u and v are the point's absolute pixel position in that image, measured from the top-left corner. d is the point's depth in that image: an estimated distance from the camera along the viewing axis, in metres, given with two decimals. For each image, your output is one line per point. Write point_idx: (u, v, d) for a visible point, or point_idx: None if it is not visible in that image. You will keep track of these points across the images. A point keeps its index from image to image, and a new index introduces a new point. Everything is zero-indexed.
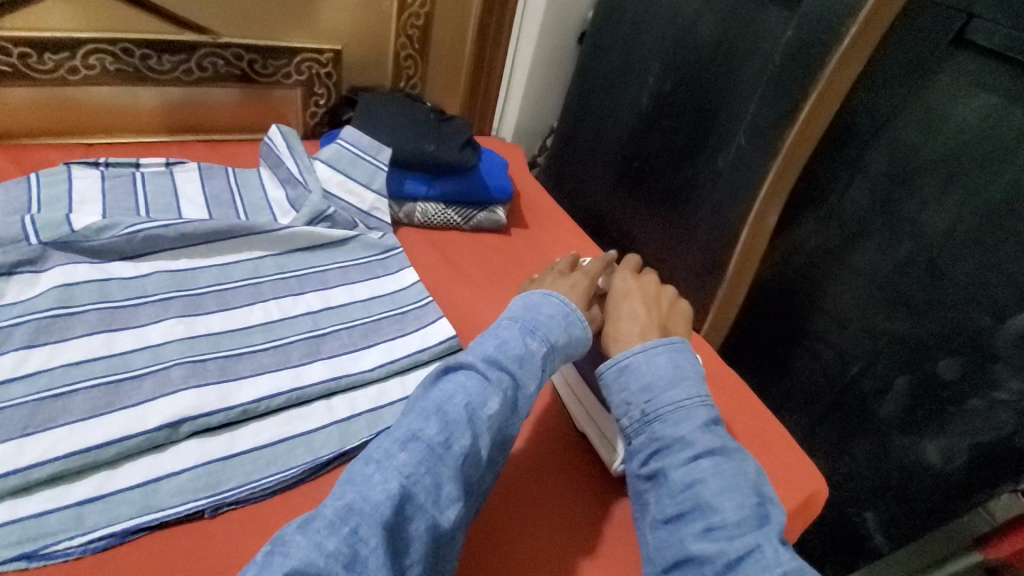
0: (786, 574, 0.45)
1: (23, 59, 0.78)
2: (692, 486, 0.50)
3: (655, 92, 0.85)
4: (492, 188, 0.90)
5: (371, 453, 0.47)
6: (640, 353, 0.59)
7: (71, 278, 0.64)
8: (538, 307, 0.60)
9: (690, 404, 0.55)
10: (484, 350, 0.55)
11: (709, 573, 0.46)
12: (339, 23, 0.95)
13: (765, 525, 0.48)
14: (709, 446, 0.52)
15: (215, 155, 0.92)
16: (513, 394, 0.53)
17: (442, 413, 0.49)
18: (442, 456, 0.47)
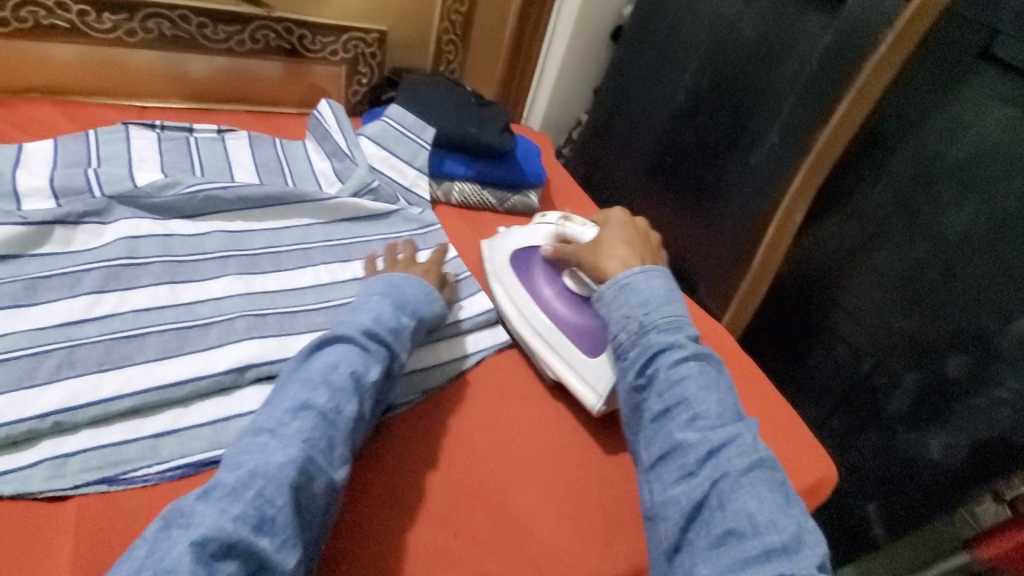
0: (760, 458, 0.52)
1: (81, 17, 0.80)
2: (679, 384, 0.56)
3: (692, 89, 0.89)
4: (527, 174, 0.93)
5: (263, 424, 0.48)
6: (639, 275, 0.63)
7: (135, 230, 0.67)
8: (401, 286, 0.64)
9: (682, 320, 0.61)
10: (356, 323, 0.58)
11: (691, 462, 0.52)
12: (386, 4, 0.98)
13: (745, 421, 0.55)
14: (697, 353, 0.58)
15: (261, 125, 0.95)
16: (388, 362, 0.58)
17: (331, 382, 0.52)
18: (333, 422, 0.50)
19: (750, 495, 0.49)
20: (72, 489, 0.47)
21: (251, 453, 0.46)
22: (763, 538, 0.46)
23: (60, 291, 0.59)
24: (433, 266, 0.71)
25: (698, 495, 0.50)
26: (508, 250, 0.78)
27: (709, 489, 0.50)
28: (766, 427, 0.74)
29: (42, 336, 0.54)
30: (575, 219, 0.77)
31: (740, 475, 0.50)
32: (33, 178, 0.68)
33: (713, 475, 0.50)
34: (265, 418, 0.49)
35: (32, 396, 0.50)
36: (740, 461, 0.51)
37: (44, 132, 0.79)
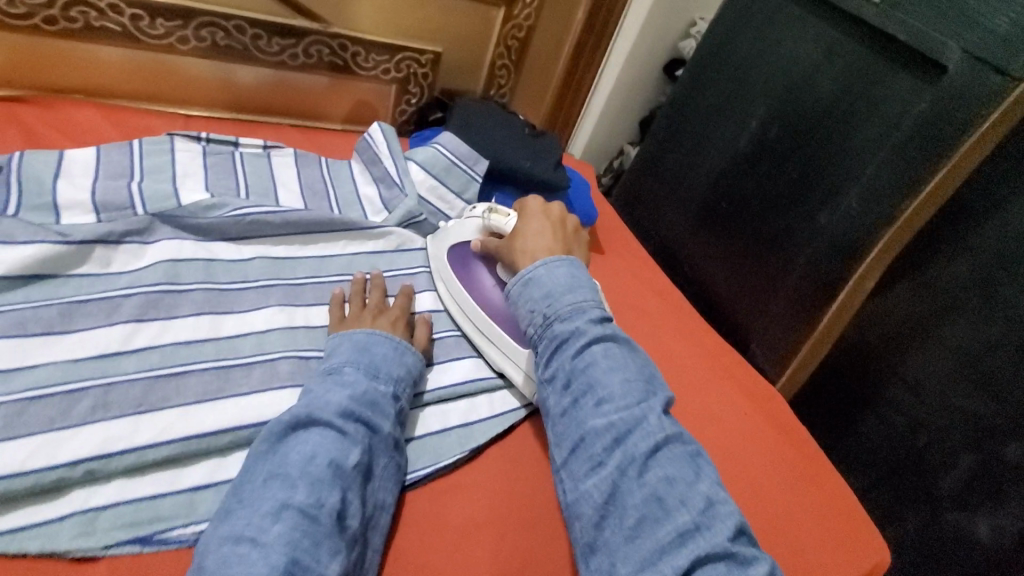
0: (666, 437, 0.49)
1: (134, 21, 0.77)
2: (586, 370, 0.54)
3: (757, 137, 0.86)
4: (576, 212, 0.90)
5: (242, 532, 0.42)
6: (542, 268, 0.61)
7: (178, 253, 0.64)
8: (370, 348, 0.59)
9: (586, 305, 0.58)
10: (332, 401, 0.51)
11: (598, 450, 0.49)
12: (443, 25, 0.95)
13: (652, 399, 0.52)
14: (599, 335, 0.55)
15: (307, 140, 0.92)
16: (369, 439, 0.52)
17: (308, 475, 0.46)
18: (317, 519, 0.44)
19: (658, 475, 0.47)
20: (102, 549, 0.43)
21: (235, 564, 0.40)
22: (675, 521, 0.44)
23: (97, 318, 0.55)
24: (401, 314, 0.65)
25: (608, 487, 0.47)
26: (447, 244, 0.75)
27: (617, 479, 0.47)
28: (790, 523, 0.68)
29: (77, 370, 0.50)
30: (500, 210, 0.74)
31: (647, 458, 0.47)
32: (75, 190, 0.65)
33: (621, 461, 0.48)
34: (244, 522, 0.43)
35: (64, 439, 0.46)
36: (647, 443, 0.48)
37: (85, 138, 0.75)
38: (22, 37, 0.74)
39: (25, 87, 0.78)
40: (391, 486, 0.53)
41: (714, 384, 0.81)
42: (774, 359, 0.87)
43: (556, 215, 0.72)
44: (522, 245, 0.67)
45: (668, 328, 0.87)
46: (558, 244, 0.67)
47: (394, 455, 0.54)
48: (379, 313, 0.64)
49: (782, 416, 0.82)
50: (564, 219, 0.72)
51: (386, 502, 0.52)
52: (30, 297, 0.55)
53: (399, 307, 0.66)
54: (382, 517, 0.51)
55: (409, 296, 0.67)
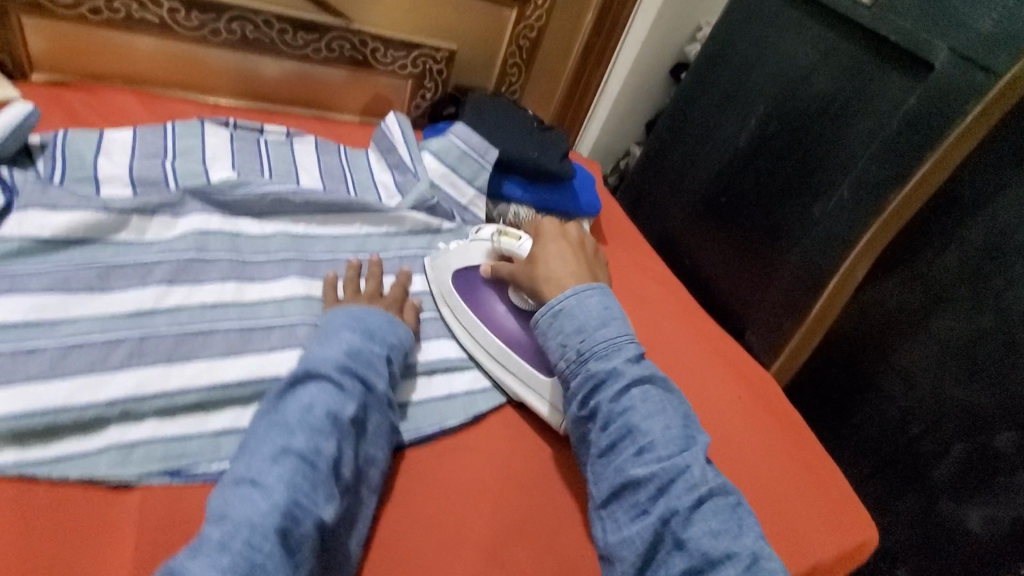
0: (710, 489, 0.51)
1: (171, 13, 0.83)
2: (624, 415, 0.55)
3: (756, 135, 0.89)
4: (582, 204, 0.94)
5: (244, 473, 0.45)
6: (572, 297, 0.62)
7: (207, 225, 0.68)
8: (365, 317, 0.61)
9: (621, 341, 0.59)
10: (329, 356, 0.54)
11: (642, 499, 0.51)
12: (458, 25, 1.00)
13: (691, 447, 0.54)
14: (637, 376, 0.57)
15: (327, 130, 0.97)
16: (364, 396, 0.54)
17: (307, 424, 0.49)
18: (314, 465, 0.47)
19: (702, 529, 0.49)
20: (135, 479, 0.47)
21: (239, 502, 0.43)
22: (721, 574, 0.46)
23: (133, 279, 0.60)
24: (395, 303, 0.67)
25: (650, 535, 0.50)
26: (452, 269, 0.73)
27: (659, 527, 0.50)
28: (776, 499, 0.71)
29: (114, 323, 0.55)
30: (509, 233, 0.73)
31: (690, 512, 0.49)
32: (113, 166, 0.70)
33: (664, 513, 0.50)
34: (246, 465, 0.46)
35: (102, 381, 0.50)
36: (690, 496, 0.50)
37: (121, 121, 0.80)
38: (69, 27, 0.80)
39: (68, 74, 0.84)
40: (382, 445, 0.55)
41: (709, 369, 0.84)
42: (769, 347, 0.90)
43: (572, 237, 0.71)
44: (546, 272, 0.66)
45: (663, 314, 0.90)
46: (581, 269, 0.66)
47: (388, 413, 0.56)
48: (375, 300, 0.66)
49: (772, 399, 0.85)
50: (581, 241, 0.71)
51: (376, 458, 0.54)
52: (72, 258, 0.59)
53: (393, 295, 0.68)
54: (373, 472, 0.53)
55: (404, 285, 0.69)
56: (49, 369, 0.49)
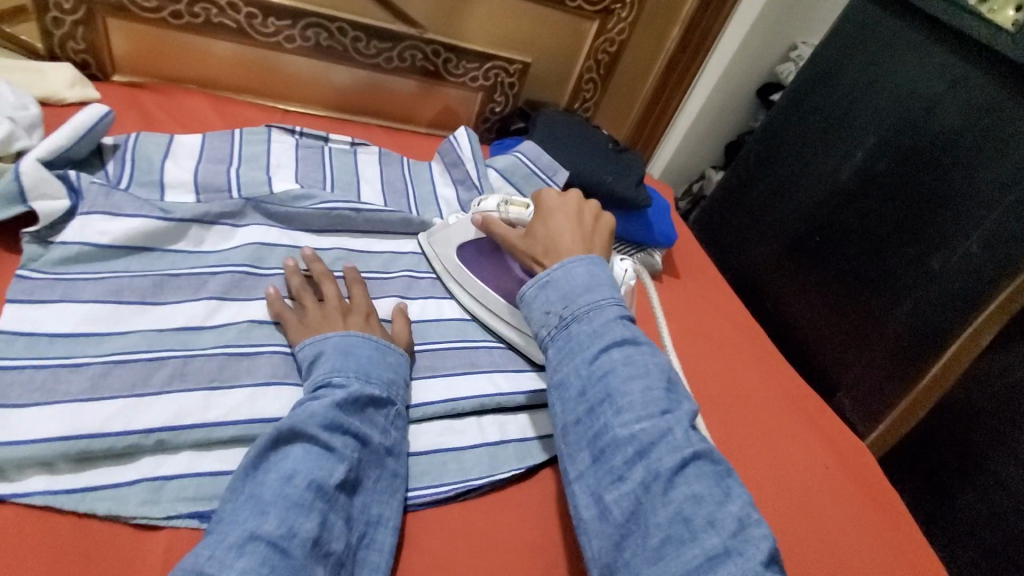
0: (695, 454, 0.42)
1: (249, 19, 0.82)
2: (604, 378, 0.46)
3: (862, 170, 0.79)
4: (656, 234, 0.86)
5: (202, 567, 0.36)
6: (558, 269, 0.53)
7: (264, 237, 0.66)
8: (353, 350, 0.53)
9: (605, 305, 0.50)
10: (316, 411, 0.46)
11: (620, 464, 0.43)
12: (535, 36, 0.95)
13: (676, 410, 0.45)
14: (620, 338, 0.48)
15: (393, 141, 0.94)
16: (358, 454, 0.47)
17: (285, 499, 0.41)
18: (286, 552, 0.39)
19: (685, 494, 0.40)
20: (164, 519, 0.44)
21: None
22: (703, 544, 0.38)
23: (185, 292, 0.58)
24: (364, 308, 0.60)
25: (631, 504, 0.41)
26: (456, 244, 0.70)
27: (640, 496, 0.41)
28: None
29: (161, 340, 0.52)
30: (517, 203, 0.67)
31: (673, 475, 0.41)
32: (179, 171, 0.69)
33: (645, 478, 0.41)
34: (207, 554, 0.37)
35: (140, 406, 0.47)
36: (673, 458, 0.42)
37: (193, 126, 0.80)
38: (151, 28, 0.80)
39: (147, 75, 0.85)
40: (390, 501, 0.48)
41: (798, 432, 0.75)
42: (867, 416, 0.79)
43: (587, 205, 0.62)
44: (543, 230, 0.59)
45: (742, 363, 0.82)
46: (584, 239, 0.57)
47: (387, 463, 0.49)
48: (348, 312, 0.58)
49: (872, 477, 0.74)
50: (601, 218, 0.62)
51: (381, 517, 0.47)
52: (128, 266, 0.58)
53: (359, 300, 0.60)
54: (381, 535, 0.46)
55: (363, 285, 0.62)
56: (89, 389, 0.47)
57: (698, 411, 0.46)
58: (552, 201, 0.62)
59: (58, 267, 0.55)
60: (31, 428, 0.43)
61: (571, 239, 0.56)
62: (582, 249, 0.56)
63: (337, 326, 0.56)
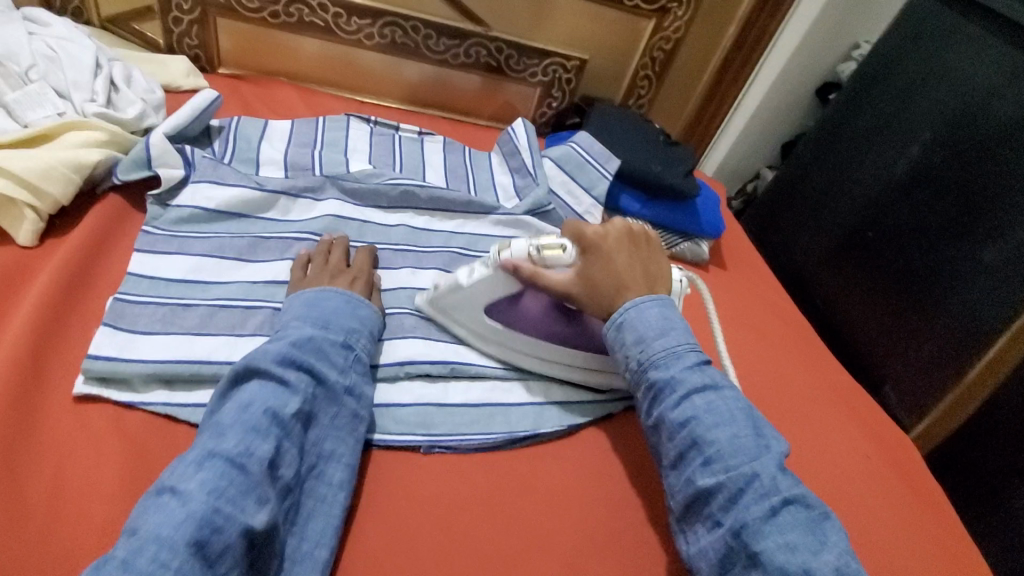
0: (786, 498, 0.45)
1: (335, 18, 0.91)
2: (688, 425, 0.50)
3: (917, 163, 0.81)
4: (704, 223, 0.89)
5: (164, 481, 0.39)
6: (630, 308, 0.56)
7: (340, 211, 0.74)
8: (320, 303, 0.55)
9: (680, 350, 0.54)
10: (269, 350, 0.48)
11: (714, 510, 0.47)
12: (594, 34, 1.00)
13: (766, 454, 0.48)
14: (697, 384, 0.51)
15: (455, 131, 1.01)
16: (314, 389, 0.48)
17: (242, 423, 0.43)
18: (244, 468, 0.41)
19: (777, 542, 0.43)
20: None
21: (151, 513, 0.38)
22: None
23: (274, 253, 0.66)
24: (363, 273, 0.61)
25: (723, 547, 0.45)
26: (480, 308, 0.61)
27: (732, 540, 0.45)
28: None
29: (254, 291, 0.60)
30: (550, 243, 0.59)
31: (763, 523, 0.44)
32: (272, 151, 0.78)
33: (735, 525, 0.45)
34: (166, 472, 0.40)
35: (240, 343, 0.55)
36: (763, 506, 0.45)
37: (284, 113, 0.89)
38: (250, 26, 0.91)
39: (246, 68, 0.95)
40: (345, 437, 0.49)
41: (835, 430, 0.75)
42: (913, 409, 0.81)
43: (634, 231, 0.62)
44: (607, 275, 0.58)
45: (784, 356, 0.83)
46: (645, 275, 0.59)
47: (346, 402, 0.50)
48: (338, 274, 0.60)
49: (908, 463, 0.75)
50: (649, 237, 0.62)
51: (336, 452, 0.48)
52: (228, 229, 0.66)
53: (360, 265, 0.62)
54: (332, 468, 0.47)
55: (370, 253, 0.64)
56: (198, 325, 0.55)
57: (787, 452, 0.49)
58: (599, 236, 0.60)
59: (174, 226, 0.64)
60: (153, 352, 0.51)
61: (639, 283, 0.58)
62: (647, 288, 0.58)
63: (323, 285, 0.58)
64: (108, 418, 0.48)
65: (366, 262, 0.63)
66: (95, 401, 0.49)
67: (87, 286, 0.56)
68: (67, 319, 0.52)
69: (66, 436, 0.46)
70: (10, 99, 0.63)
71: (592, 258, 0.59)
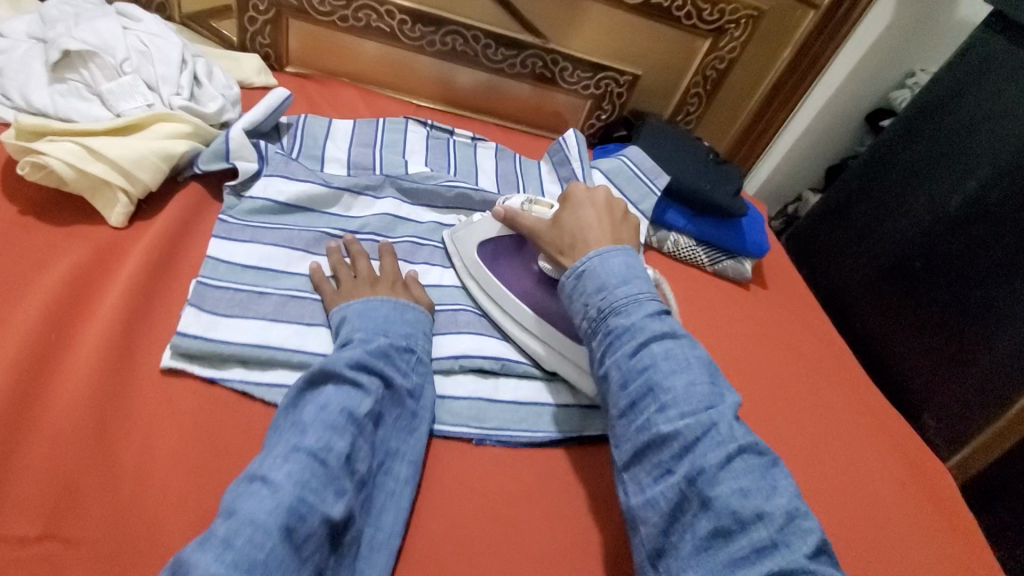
0: (741, 448, 0.44)
1: (400, 24, 0.94)
2: (646, 371, 0.49)
3: (971, 196, 0.82)
4: (749, 244, 0.91)
5: (255, 469, 0.42)
6: (594, 258, 0.56)
7: (398, 210, 0.77)
8: (371, 312, 0.58)
9: (643, 299, 0.53)
10: (344, 354, 0.51)
11: (666, 458, 0.45)
12: (648, 51, 1.02)
13: (719, 403, 0.47)
14: (659, 331, 0.50)
15: (506, 138, 1.03)
16: (382, 392, 0.51)
17: (321, 421, 0.46)
18: (325, 462, 0.43)
19: (731, 488, 0.42)
20: None
21: (244, 499, 0.40)
22: (751, 535, 0.40)
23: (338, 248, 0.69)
24: (392, 277, 0.64)
25: (676, 495, 0.43)
26: (478, 241, 0.70)
27: (685, 489, 0.43)
28: None
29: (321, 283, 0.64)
30: (542, 202, 0.70)
31: (718, 469, 0.43)
32: (337, 150, 0.82)
33: (690, 472, 0.43)
34: (257, 461, 0.42)
35: (308, 333, 0.58)
36: (718, 453, 0.43)
37: (346, 113, 0.93)
38: (319, 29, 0.95)
39: (312, 68, 1.00)
40: (408, 438, 0.53)
41: (872, 456, 0.75)
42: (951, 440, 0.82)
43: (615, 203, 0.65)
44: (574, 224, 0.62)
45: (823, 379, 0.83)
46: (612, 231, 0.61)
47: (407, 404, 0.54)
48: (374, 281, 0.63)
49: (948, 499, 0.75)
50: (628, 211, 0.65)
51: (401, 451, 0.51)
52: (297, 222, 0.70)
53: (389, 270, 0.65)
54: (398, 465, 0.51)
55: (393, 257, 0.67)
56: (272, 312, 0.59)
57: (741, 402, 0.48)
58: (579, 197, 0.65)
59: (248, 216, 0.67)
60: (231, 334, 0.55)
61: (603, 234, 0.60)
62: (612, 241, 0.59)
63: (366, 294, 0.60)
64: (191, 393, 0.52)
65: (394, 266, 0.66)
66: (179, 375, 0.52)
67: (169, 268, 0.60)
68: (153, 298, 0.56)
69: (153, 407, 0.50)
70: (105, 89, 0.68)
71: (565, 209, 0.65)
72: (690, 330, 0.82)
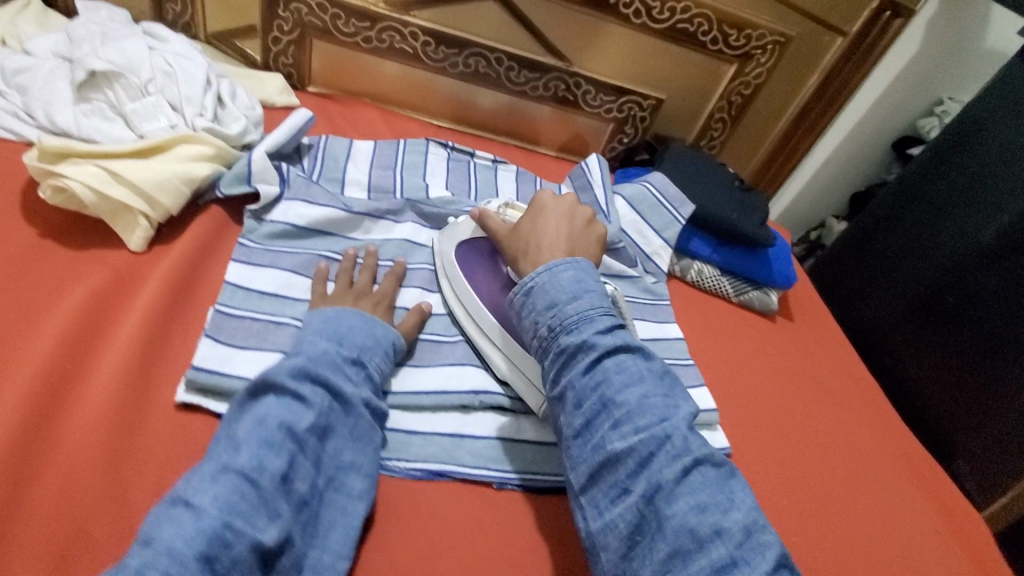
0: (697, 460, 0.42)
1: (423, 46, 0.93)
2: (599, 387, 0.45)
3: (1006, 231, 0.80)
4: (776, 274, 0.89)
5: (178, 493, 0.39)
6: (543, 272, 0.51)
7: (417, 235, 0.75)
8: (337, 321, 0.56)
9: (594, 313, 0.48)
10: (284, 362, 0.48)
11: (623, 478, 0.42)
12: (673, 75, 1.00)
13: (674, 415, 0.44)
14: (613, 346, 0.46)
15: (527, 161, 1.02)
16: (329, 403, 0.49)
17: (257, 438, 0.43)
18: (257, 484, 0.41)
19: (688, 505, 0.40)
20: None
21: (164, 525, 0.37)
22: (710, 554, 0.38)
23: None
24: (384, 298, 0.63)
25: (634, 517, 0.41)
26: (457, 240, 0.69)
27: (644, 509, 0.41)
28: None
29: None
30: (516, 206, 0.70)
31: (674, 485, 0.41)
32: (357, 172, 0.81)
33: (646, 491, 0.41)
34: (181, 482, 0.40)
35: None
36: (675, 468, 0.41)
37: (367, 133, 0.92)
38: (342, 49, 0.94)
39: (334, 87, 0.99)
40: (365, 450, 0.51)
41: (905, 501, 0.72)
42: (988, 487, 0.81)
43: (582, 212, 0.62)
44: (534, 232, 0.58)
45: (853, 418, 0.80)
46: (570, 243, 0.57)
47: (361, 414, 0.51)
48: (362, 296, 0.62)
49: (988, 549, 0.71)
50: (594, 222, 0.62)
51: (356, 463, 0.49)
52: (316, 247, 0.69)
53: (386, 290, 0.64)
54: (352, 479, 0.48)
55: (397, 279, 0.66)
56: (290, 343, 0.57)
57: (696, 412, 0.46)
58: (544, 203, 0.61)
59: (267, 241, 0.66)
60: (249, 368, 0.53)
61: (560, 246, 0.56)
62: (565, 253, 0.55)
63: (348, 305, 0.60)
64: (205, 430, 0.50)
65: (395, 292, 0.65)
66: (194, 411, 0.50)
67: (188, 295, 0.58)
68: (169, 329, 0.55)
69: (166, 445, 0.48)
70: (129, 110, 0.68)
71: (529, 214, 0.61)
72: (713, 364, 0.79)
